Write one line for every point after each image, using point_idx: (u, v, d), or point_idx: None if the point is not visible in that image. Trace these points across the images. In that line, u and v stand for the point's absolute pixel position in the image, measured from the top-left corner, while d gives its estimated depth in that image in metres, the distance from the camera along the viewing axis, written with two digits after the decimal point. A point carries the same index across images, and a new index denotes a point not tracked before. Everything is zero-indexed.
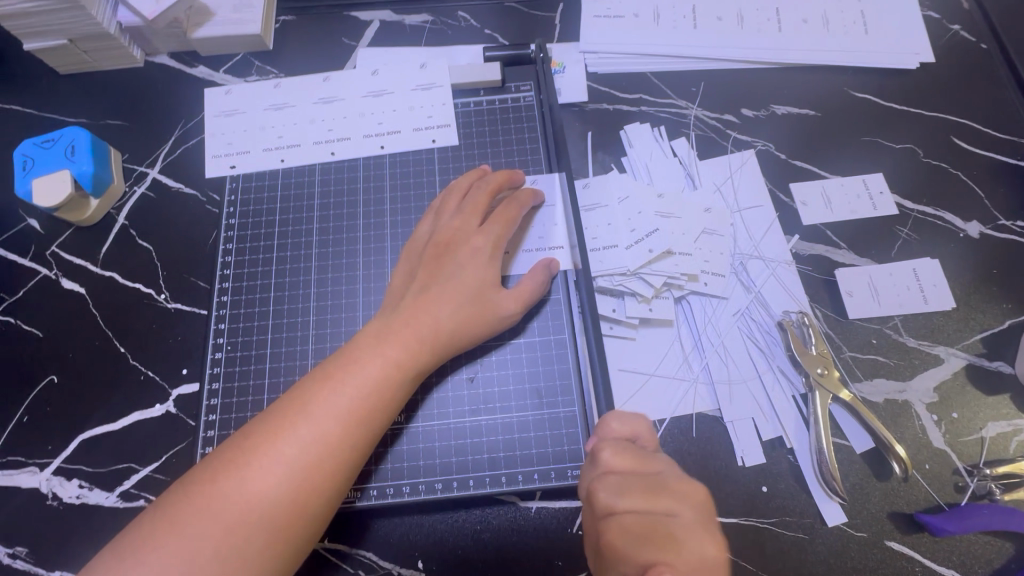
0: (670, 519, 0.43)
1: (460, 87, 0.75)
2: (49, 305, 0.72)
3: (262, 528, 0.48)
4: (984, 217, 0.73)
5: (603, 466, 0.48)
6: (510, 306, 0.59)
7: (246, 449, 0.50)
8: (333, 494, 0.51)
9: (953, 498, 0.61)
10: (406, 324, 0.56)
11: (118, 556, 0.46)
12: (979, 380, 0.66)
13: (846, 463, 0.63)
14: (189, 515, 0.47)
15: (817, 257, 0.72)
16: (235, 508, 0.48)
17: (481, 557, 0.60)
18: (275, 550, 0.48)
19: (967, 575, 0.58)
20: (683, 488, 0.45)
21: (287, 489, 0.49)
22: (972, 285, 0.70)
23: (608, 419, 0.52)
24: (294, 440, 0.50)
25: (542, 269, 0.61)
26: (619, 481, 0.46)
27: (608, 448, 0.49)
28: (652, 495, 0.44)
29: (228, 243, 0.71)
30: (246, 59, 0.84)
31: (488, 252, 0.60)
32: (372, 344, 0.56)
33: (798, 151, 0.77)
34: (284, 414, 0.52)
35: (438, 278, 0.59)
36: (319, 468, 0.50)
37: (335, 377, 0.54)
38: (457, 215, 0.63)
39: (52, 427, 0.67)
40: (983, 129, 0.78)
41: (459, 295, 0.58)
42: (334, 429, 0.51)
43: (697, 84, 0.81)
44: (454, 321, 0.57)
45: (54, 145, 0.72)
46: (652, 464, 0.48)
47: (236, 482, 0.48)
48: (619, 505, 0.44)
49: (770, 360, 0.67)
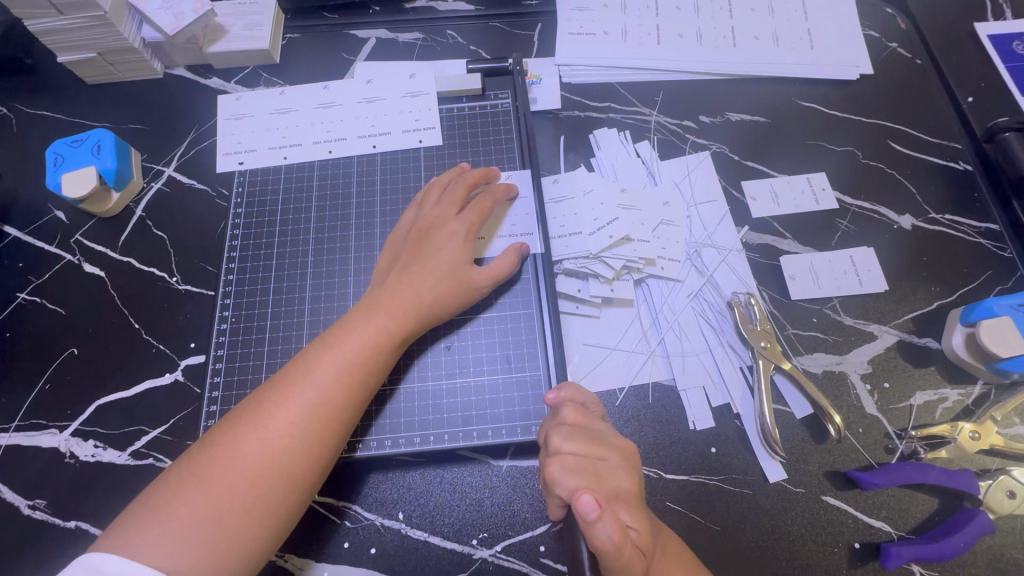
0: (600, 461, 0.54)
1: (445, 95, 0.84)
2: (72, 287, 0.80)
3: (273, 476, 0.55)
4: (916, 210, 0.81)
5: (559, 419, 0.59)
6: (484, 280, 0.67)
7: (257, 407, 0.58)
8: (333, 446, 0.58)
9: (883, 458, 0.68)
10: (392, 298, 0.64)
11: (151, 503, 0.53)
12: (909, 353, 0.73)
13: (788, 426, 0.69)
14: (210, 466, 0.54)
15: (764, 245, 0.79)
16: (248, 460, 0.55)
17: (455, 509, 0.67)
18: (286, 495, 0.55)
19: (895, 526, 0.65)
20: (617, 442, 0.57)
21: (292, 440, 0.56)
22: (904, 270, 0.78)
23: (563, 385, 0.62)
24: (297, 399, 0.57)
25: (513, 250, 0.69)
26: (568, 430, 0.56)
27: (566, 406, 0.59)
28: (592, 444, 0.55)
29: (235, 230, 0.79)
30: (255, 70, 0.93)
31: (464, 235, 0.68)
32: (362, 317, 0.63)
33: (749, 153, 0.86)
34: (289, 378, 0.59)
35: (420, 258, 0.67)
36: (319, 422, 0.57)
37: (332, 344, 0.61)
38: (438, 205, 0.71)
39: (72, 393, 0.74)
40: (916, 134, 0.87)
41: (438, 272, 0.65)
42: (331, 388, 0.58)
43: (660, 94, 0.90)
44: (433, 293, 0.65)
45: (83, 145, 0.81)
46: (598, 424, 0.58)
47: (248, 436, 0.56)
48: (565, 448, 0.55)
49: (720, 335, 0.74)
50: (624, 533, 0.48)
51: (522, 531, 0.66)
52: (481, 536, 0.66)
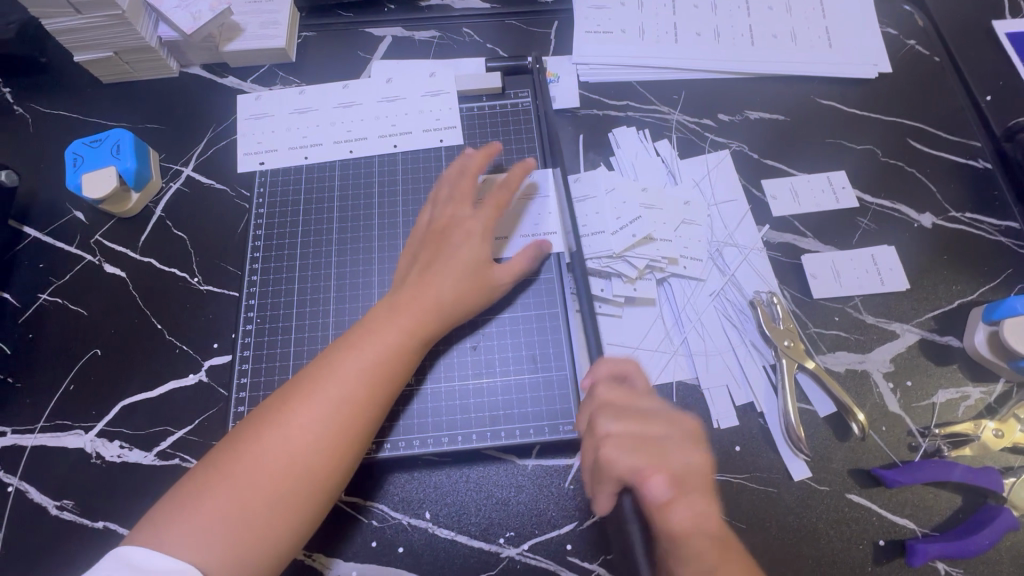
0: (658, 439, 0.55)
1: (465, 94, 0.84)
2: (93, 287, 0.80)
3: (299, 477, 0.55)
4: (936, 209, 0.81)
5: (599, 399, 0.59)
6: (504, 277, 0.67)
7: (282, 408, 0.57)
8: (358, 446, 0.58)
9: (907, 456, 0.68)
10: (414, 298, 0.64)
11: (177, 505, 0.53)
12: (931, 352, 0.73)
13: (811, 424, 0.70)
14: (235, 468, 0.54)
15: (785, 244, 0.80)
16: (274, 461, 0.55)
17: (481, 509, 0.67)
18: (312, 495, 0.55)
19: (920, 523, 0.65)
20: (668, 416, 0.57)
21: (317, 443, 0.56)
22: (925, 268, 0.78)
23: (598, 365, 0.62)
24: (322, 400, 0.57)
25: (532, 248, 0.69)
26: (615, 409, 0.57)
27: (605, 386, 0.59)
28: (643, 421, 0.56)
29: (257, 231, 0.79)
30: (272, 69, 0.93)
31: (481, 233, 0.68)
32: (384, 318, 0.63)
33: (769, 152, 0.86)
34: (312, 380, 0.59)
35: (439, 257, 0.67)
36: (343, 424, 0.57)
37: (355, 344, 0.61)
38: (451, 203, 0.71)
39: (96, 394, 0.74)
40: (935, 132, 0.87)
41: (459, 271, 0.66)
42: (354, 391, 0.58)
43: (678, 92, 0.90)
44: (455, 292, 0.65)
45: (103, 145, 0.80)
46: (644, 399, 0.58)
47: (274, 438, 0.56)
48: (614, 428, 0.55)
49: (743, 334, 0.75)
50: (697, 516, 0.52)
51: (549, 530, 0.66)
52: (508, 535, 0.66)
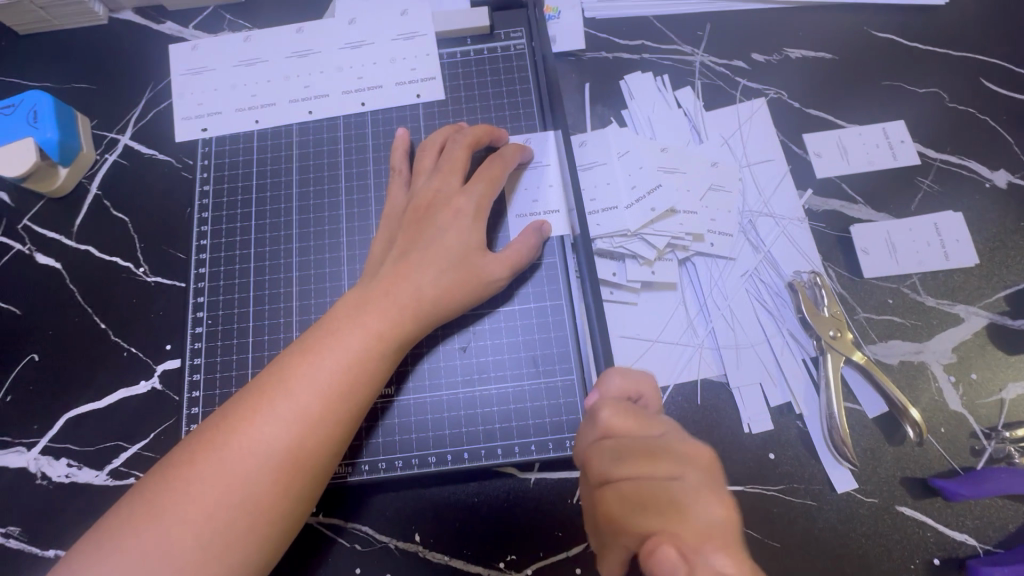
0: (671, 486, 0.37)
1: (445, 37, 0.69)
2: (24, 282, 0.69)
3: (246, 508, 0.45)
4: (1013, 165, 0.68)
5: (600, 428, 0.41)
6: (498, 270, 0.56)
7: (224, 427, 0.48)
8: (316, 473, 0.48)
9: (969, 462, 0.59)
10: (387, 294, 0.53)
11: (97, 539, 0.44)
12: (1001, 339, 0.62)
13: (858, 427, 0.60)
14: (167, 497, 0.45)
15: (830, 213, 0.67)
16: (215, 488, 0.45)
17: (478, 530, 0.59)
18: (256, 530, 0.46)
19: (981, 539, 0.56)
20: (685, 449, 0.39)
21: (270, 469, 0.46)
22: (996, 239, 0.66)
23: (608, 374, 0.46)
24: (275, 417, 0.47)
25: (532, 233, 0.58)
26: (614, 447, 0.40)
27: (606, 408, 0.42)
28: (651, 458, 0.38)
29: (204, 212, 0.67)
30: (216, 12, 0.77)
31: (472, 213, 0.56)
32: (350, 316, 0.52)
33: (813, 100, 0.71)
34: (264, 393, 0.49)
35: (419, 243, 0.55)
36: (302, 447, 0.47)
37: (313, 350, 0.50)
38: (436, 175, 0.58)
39: (37, 406, 0.65)
40: (1014, 69, 0.72)
41: (443, 260, 0.54)
42: (316, 407, 0.48)
43: (705, 27, 0.74)
44: (438, 288, 0.54)
45: (17, 112, 0.67)
46: (655, 424, 0.41)
47: (214, 461, 0.46)
48: (614, 472, 0.39)
49: (780, 323, 0.64)
50: None
51: (554, 553, 0.58)
52: (509, 558, 0.58)
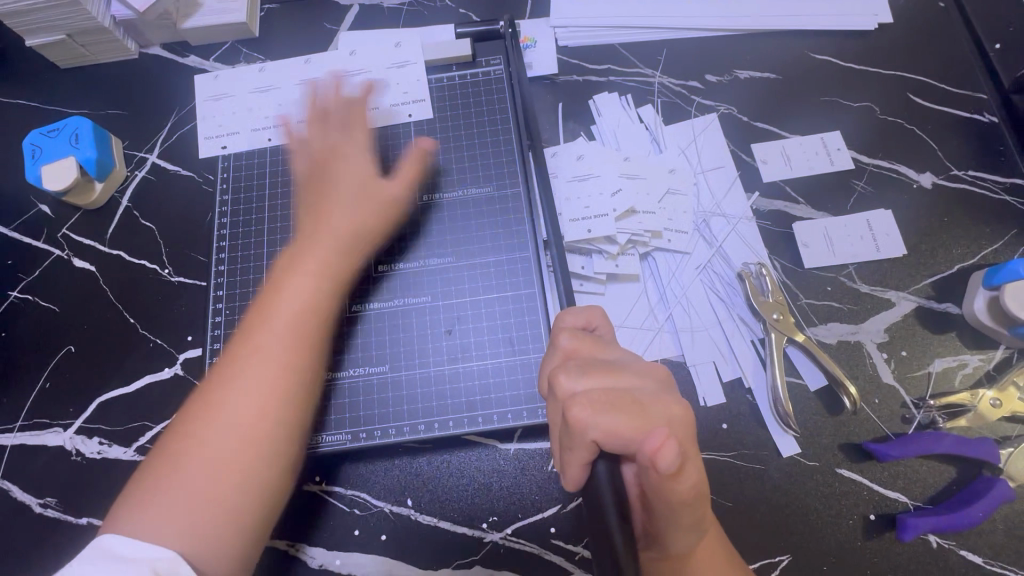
0: (634, 391, 0.45)
1: (434, 64, 0.79)
2: (63, 283, 0.78)
3: (245, 430, 0.53)
4: (937, 168, 0.77)
5: (563, 351, 0.49)
6: (418, 241, 0.65)
7: (216, 378, 0.56)
8: (299, 387, 0.56)
9: (900, 428, 0.66)
10: (311, 254, 0.61)
11: (124, 503, 0.51)
12: (928, 320, 0.70)
13: (801, 399, 0.67)
14: (172, 452, 0.52)
15: (775, 212, 0.76)
16: (216, 423, 0.53)
17: (464, 494, 0.66)
18: (252, 461, 0.53)
19: (912, 496, 0.63)
20: (641, 366, 0.48)
21: (251, 404, 0.54)
22: (924, 232, 0.74)
23: (562, 314, 0.53)
24: (256, 355, 0.56)
25: (436, 217, 0.67)
26: (578, 365, 0.47)
27: (566, 334, 0.50)
28: (615, 372, 0.46)
29: (223, 219, 0.76)
30: (234, 46, 0.88)
31: (359, 154, 0.68)
32: (291, 272, 0.60)
33: (759, 114, 0.81)
34: (235, 350, 0.57)
35: (331, 187, 0.65)
36: (275, 380, 0.55)
37: (265, 297, 0.59)
38: (323, 135, 0.70)
39: (73, 391, 0.73)
40: (938, 85, 0.81)
41: (357, 196, 0.65)
42: (277, 343, 0.56)
43: (662, 52, 0.84)
44: (358, 216, 0.64)
45: (60, 135, 0.77)
46: (610, 349, 0.50)
47: (206, 411, 0.54)
48: (581, 386, 0.45)
49: (731, 308, 0.72)
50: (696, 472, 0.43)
51: (531, 514, 0.65)
52: (491, 519, 0.65)
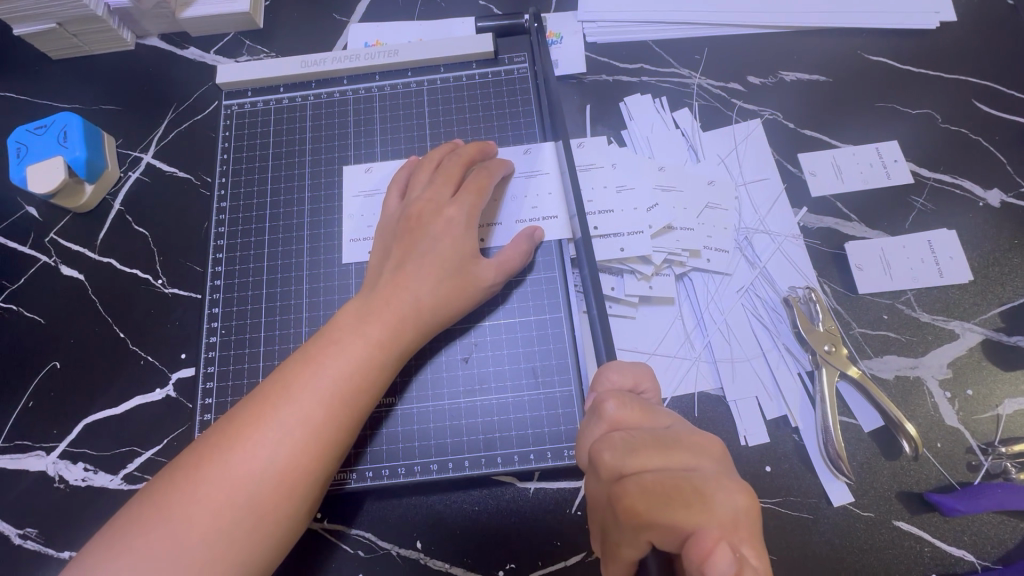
0: (689, 473, 0.37)
1: (453, 61, 0.73)
2: (49, 292, 0.73)
3: (249, 511, 0.47)
4: (1006, 184, 0.70)
5: (608, 421, 0.42)
6: (492, 276, 0.58)
7: (232, 429, 0.49)
8: (317, 483, 0.50)
9: (966, 477, 0.59)
10: (386, 303, 0.55)
11: (108, 540, 0.46)
12: (996, 355, 0.63)
13: (854, 441, 0.61)
14: (175, 499, 0.47)
15: (825, 230, 0.69)
16: (219, 485, 0.47)
17: (478, 537, 0.60)
18: (260, 532, 0.47)
19: (978, 554, 0.57)
20: (696, 440, 0.40)
21: (276, 469, 0.48)
22: (991, 256, 0.67)
23: (606, 371, 0.47)
24: (288, 411, 0.50)
25: (525, 238, 0.60)
26: (624, 438, 0.40)
27: (612, 401, 0.43)
28: (666, 449, 0.39)
29: (220, 227, 0.69)
30: (236, 38, 0.82)
31: (464, 222, 0.58)
32: (352, 326, 0.54)
33: (808, 120, 0.74)
34: (266, 398, 0.51)
35: (414, 252, 0.57)
36: (306, 450, 0.49)
37: (315, 359, 0.52)
38: (429, 186, 0.60)
39: (57, 412, 0.68)
40: (1007, 91, 0.74)
41: (440, 269, 0.56)
42: (318, 412, 0.50)
43: (701, 51, 0.77)
44: (436, 297, 0.56)
45: (47, 132, 0.71)
46: (661, 417, 0.42)
47: (222, 463, 0.48)
48: (628, 466, 0.38)
49: (776, 337, 0.65)
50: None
51: (553, 562, 0.59)
52: (508, 566, 0.59)
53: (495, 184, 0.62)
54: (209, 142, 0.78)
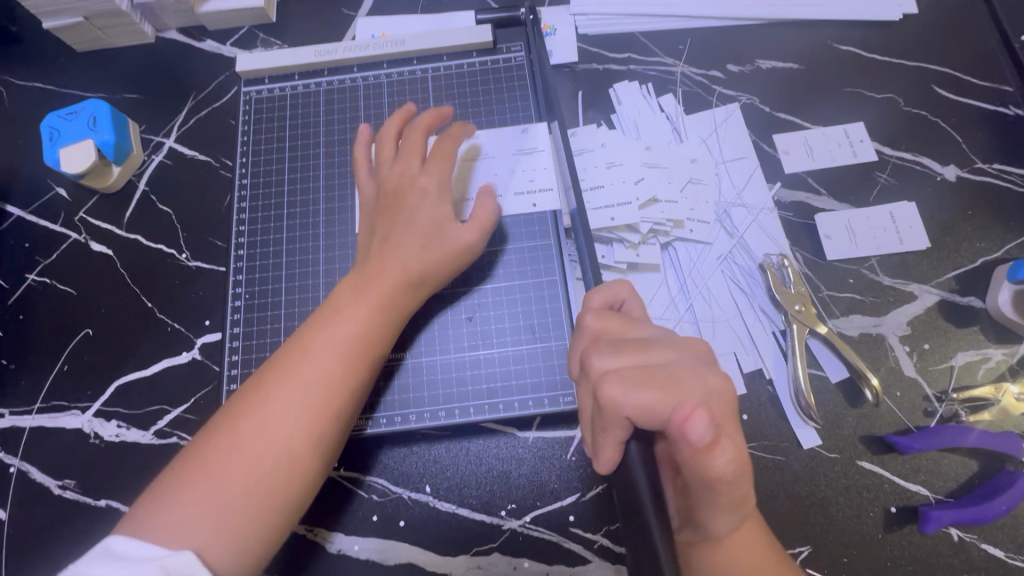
0: (665, 365, 0.46)
1: (454, 51, 0.79)
2: (80, 266, 0.78)
3: (283, 457, 0.53)
4: (961, 161, 0.76)
5: (590, 332, 0.50)
6: (470, 236, 0.62)
7: (255, 392, 0.55)
8: (338, 429, 0.56)
9: (923, 421, 0.65)
10: (378, 271, 0.60)
11: (157, 498, 0.51)
12: (951, 313, 0.69)
13: (823, 391, 0.67)
14: (214, 454, 0.52)
15: (798, 203, 0.75)
16: (253, 437, 0.53)
17: (482, 481, 0.66)
18: (296, 472, 0.53)
19: (933, 489, 0.63)
20: (674, 340, 0.48)
21: (302, 419, 0.54)
22: (947, 225, 0.73)
23: (590, 294, 0.53)
24: (306, 368, 0.55)
25: (489, 195, 0.63)
26: (609, 344, 0.48)
27: (592, 315, 0.50)
28: (646, 349, 0.47)
29: (242, 203, 0.75)
30: (251, 31, 0.87)
31: (437, 189, 0.62)
32: (350, 294, 0.60)
33: (782, 104, 0.80)
34: (284, 361, 0.56)
35: (397, 223, 0.62)
36: (327, 400, 0.55)
37: (323, 324, 0.58)
38: (398, 162, 0.65)
39: (90, 375, 0.73)
40: (963, 77, 0.80)
41: (423, 235, 0.61)
42: (334, 367, 0.56)
43: (684, 41, 0.83)
44: (421, 260, 0.61)
45: (78, 118, 0.77)
46: (639, 326, 0.50)
47: (253, 420, 0.53)
48: (613, 364, 0.46)
49: (751, 299, 0.72)
50: (735, 444, 0.42)
51: (551, 502, 0.65)
52: (510, 507, 0.65)
53: (457, 151, 0.66)
54: (227, 127, 0.84)
